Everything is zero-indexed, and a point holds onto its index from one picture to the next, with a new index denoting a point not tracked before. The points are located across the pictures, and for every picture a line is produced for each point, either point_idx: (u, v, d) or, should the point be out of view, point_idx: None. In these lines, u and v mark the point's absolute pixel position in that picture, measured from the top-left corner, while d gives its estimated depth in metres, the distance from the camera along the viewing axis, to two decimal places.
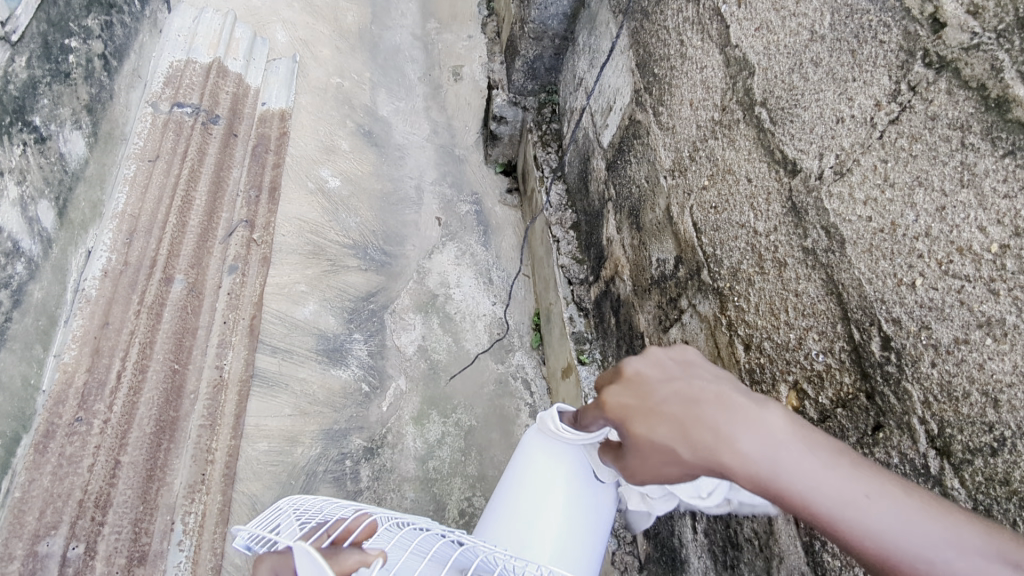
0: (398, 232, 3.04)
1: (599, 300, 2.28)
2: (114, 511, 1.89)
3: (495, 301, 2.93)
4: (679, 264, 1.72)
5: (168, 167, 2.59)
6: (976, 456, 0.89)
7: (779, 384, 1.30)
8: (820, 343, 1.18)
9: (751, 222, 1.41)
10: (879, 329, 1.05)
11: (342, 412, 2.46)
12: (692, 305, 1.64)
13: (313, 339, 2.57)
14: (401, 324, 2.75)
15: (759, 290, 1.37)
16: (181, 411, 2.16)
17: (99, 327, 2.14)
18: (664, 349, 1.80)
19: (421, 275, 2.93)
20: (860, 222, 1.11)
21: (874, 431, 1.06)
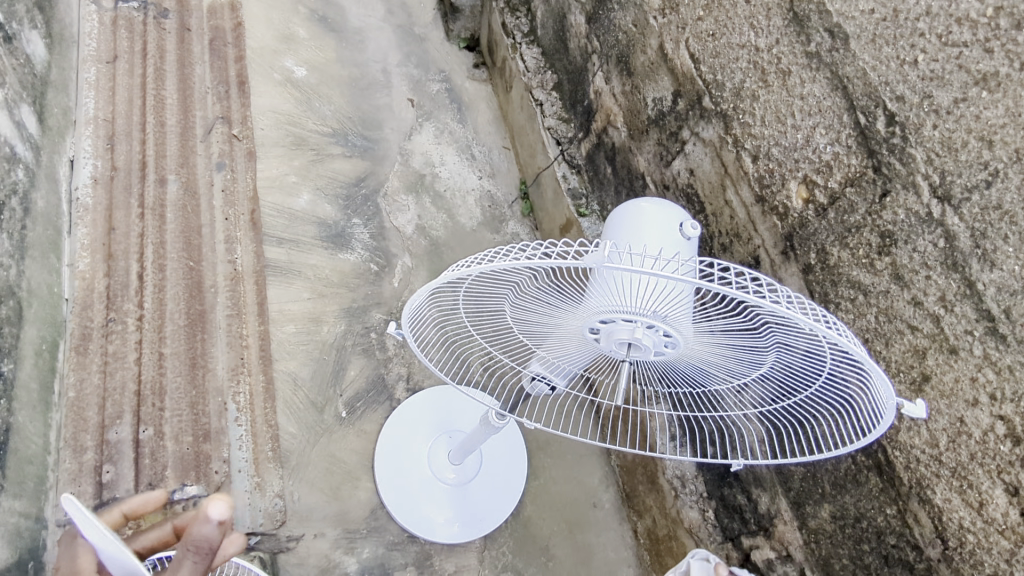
0: (374, 117, 3.01)
1: (592, 154, 2.40)
2: (170, 397, 2.00)
3: (481, 176, 3.00)
4: (678, 98, 1.84)
5: (131, 68, 2.49)
6: (973, 192, 1.11)
7: (788, 182, 1.48)
8: (827, 136, 1.36)
9: (752, 41, 1.54)
10: (885, 109, 1.23)
11: (357, 291, 2.53)
12: (694, 134, 1.79)
13: (314, 228, 2.61)
14: (396, 206, 2.79)
15: (764, 102, 1.52)
16: (206, 304, 2.23)
17: (106, 234, 2.15)
18: (668, 183, 1.95)
19: (405, 156, 2.95)
20: (863, 16, 1.26)
21: (882, 198, 1.26)
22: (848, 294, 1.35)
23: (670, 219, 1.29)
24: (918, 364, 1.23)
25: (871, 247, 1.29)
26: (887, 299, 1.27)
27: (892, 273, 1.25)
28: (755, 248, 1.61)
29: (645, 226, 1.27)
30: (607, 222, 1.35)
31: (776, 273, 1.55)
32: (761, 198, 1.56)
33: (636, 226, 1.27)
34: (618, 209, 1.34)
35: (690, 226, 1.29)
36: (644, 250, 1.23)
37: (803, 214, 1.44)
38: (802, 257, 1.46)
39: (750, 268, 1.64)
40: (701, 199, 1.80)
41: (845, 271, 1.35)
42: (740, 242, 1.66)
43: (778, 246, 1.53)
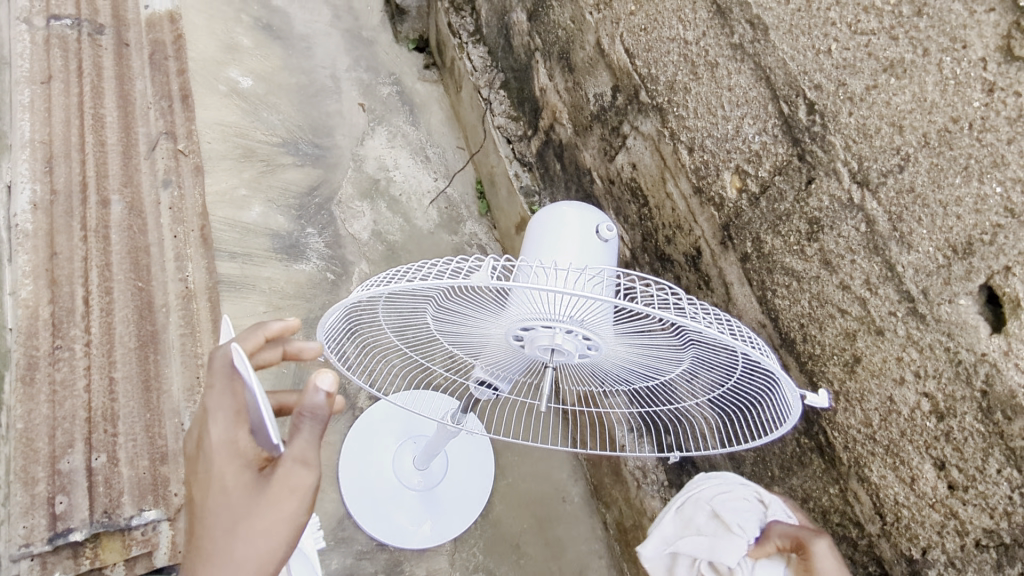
0: (325, 124, 2.98)
1: (541, 151, 2.40)
2: (123, 422, 1.96)
3: (436, 177, 2.98)
4: (617, 92, 1.84)
5: (66, 87, 2.42)
6: (888, 177, 1.14)
7: (722, 172, 1.49)
8: (755, 126, 1.37)
9: (681, 34, 1.54)
10: (805, 98, 1.24)
11: (314, 301, 2.54)
12: (634, 128, 1.79)
13: (267, 240, 2.58)
14: (351, 213, 2.77)
15: (695, 95, 1.53)
16: (158, 325, 2.19)
17: (48, 259, 2.08)
18: (613, 177, 1.96)
19: (358, 162, 2.92)
20: (780, 7, 1.27)
21: (808, 185, 1.28)
22: (783, 280, 1.38)
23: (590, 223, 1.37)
24: (850, 346, 1.27)
25: (800, 233, 1.31)
26: (818, 284, 1.30)
27: (821, 258, 1.28)
28: (696, 239, 1.63)
29: (566, 231, 1.35)
30: (531, 224, 1.43)
31: (717, 262, 1.57)
32: (698, 190, 1.58)
33: (558, 233, 1.36)
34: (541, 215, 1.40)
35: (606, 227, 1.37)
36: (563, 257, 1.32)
37: (737, 204, 1.46)
38: (739, 246, 1.48)
39: (693, 259, 1.66)
40: (644, 192, 1.81)
41: (779, 258, 1.37)
42: (682, 233, 1.68)
43: (717, 236, 1.55)
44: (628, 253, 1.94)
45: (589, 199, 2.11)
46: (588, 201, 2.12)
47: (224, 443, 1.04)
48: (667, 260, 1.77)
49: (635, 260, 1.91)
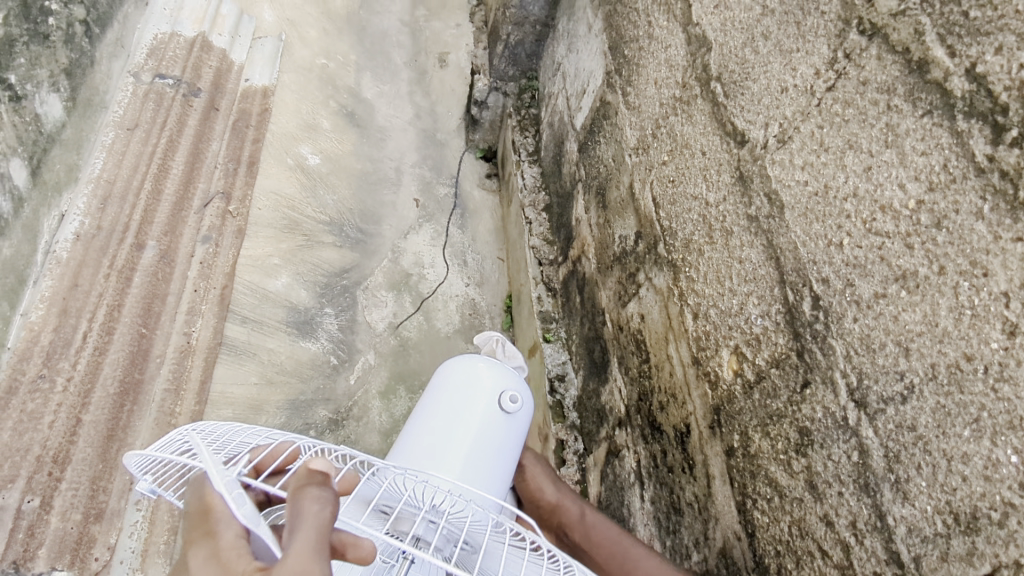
0: (375, 212, 3.05)
1: (567, 279, 2.31)
2: (72, 468, 1.90)
3: (467, 282, 2.94)
4: (639, 239, 1.75)
5: (146, 136, 2.59)
6: (889, 404, 0.94)
7: (720, 349, 1.33)
8: (758, 307, 1.22)
9: (703, 194, 1.44)
10: (811, 289, 1.09)
11: (308, 383, 2.47)
12: (648, 279, 1.67)
13: (283, 312, 2.58)
14: (373, 301, 2.76)
15: (708, 259, 1.40)
16: (146, 374, 2.18)
17: (68, 289, 2.12)
18: (622, 324, 1.82)
19: (396, 254, 2.94)
20: (799, 187, 1.15)
21: (802, 389, 1.09)
22: (766, 492, 1.16)
23: (495, 383, 1.41)
24: None
25: (789, 442, 1.11)
26: (800, 509, 1.07)
27: (806, 478, 1.06)
28: (688, 414, 1.44)
29: (465, 391, 1.38)
30: (440, 378, 1.46)
31: (703, 448, 1.37)
32: (697, 361, 1.41)
33: (461, 390, 1.39)
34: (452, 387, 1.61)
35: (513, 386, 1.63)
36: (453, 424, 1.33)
37: (730, 387, 1.28)
38: (726, 436, 1.28)
39: (681, 435, 1.46)
40: (648, 348, 1.65)
41: (764, 464, 1.16)
42: (676, 404, 1.49)
43: (707, 419, 1.36)
44: (622, 409, 1.76)
45: (598, 339, 1.98)
46: (597, 342, 1.98)
47: None
48: (657, 429, 1.57)
49: (627, 418, 1.73)
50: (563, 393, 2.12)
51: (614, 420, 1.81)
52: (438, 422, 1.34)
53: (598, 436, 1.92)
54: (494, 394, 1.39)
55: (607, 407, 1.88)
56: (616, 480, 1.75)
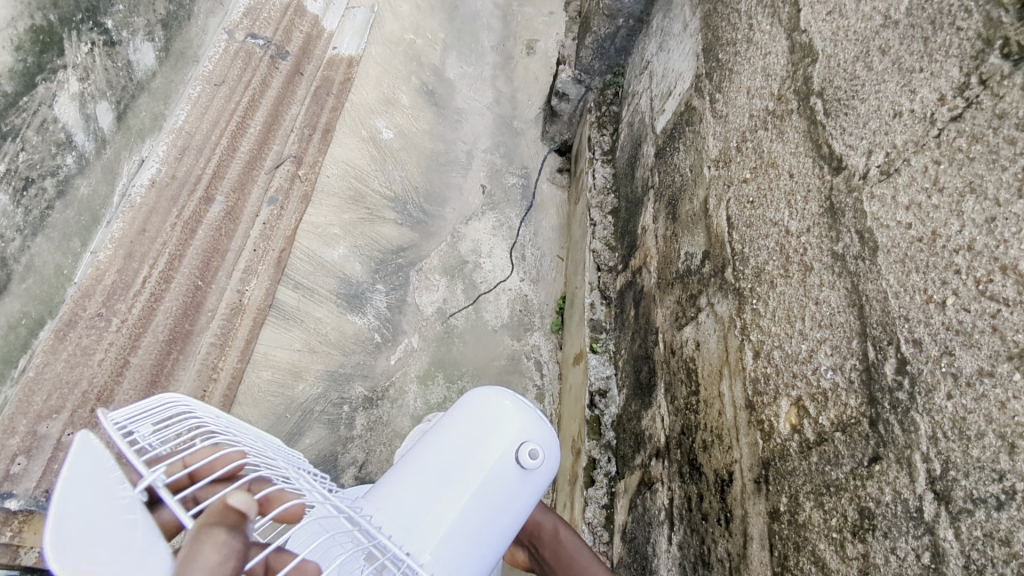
0: (440, 193, 3.00)
1: (623, 290, 2.19)
2: (113, 408, 1.96)
3: (523, 277, 2.86)
4: (706, 259, 1.61)
5: (230, 94, 2.64)
6: (978, 507, 0.79)
7: (780, 398, 1.20)
8: (831, 358, 1.08)
9: (785, 222, 1.30)
10: (897, 350, 0.94)
11: (349, 357, 2.44)
12: (710, 304, 1.54)
13: (335, 282, 2.57)
14: (425, 284, 2.71)
15: (779, 294, 1.27)
16: (196, 326, 2.22)
17: (136, 234, 2.20)
18: (675, 348, 1.70)
19: (455, 239, 2.89)
20: (898, 229, 1.00)
21: (870, 463, 0.95)
22: (810, 570, 1.03)
23: (519, 432, 1.26)
24: None
25: (845, 520, 0.97)
26: None
27: (861, 568, 0.93)
28: (732, 462, 1.31)
29: (486, 432, 1.24)
30: (465, 403, 1.31)
31: (744, 502, 1.24)
32: (751, 405, 1.28)
33: (481, 430, 1.24)
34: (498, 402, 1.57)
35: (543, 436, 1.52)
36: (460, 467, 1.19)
37: (786, 443, 1.15)
38: (772, 496, 1.15)
39: (722, 482, 1.34)
40: (698, 379, 1.53)
41: (812, 538, 1.04)
42: (721, 447, 1.36)
43: (753, 471, 1.23)
44: (662, 440, 1.64)
45: (647, 359, 1.86)
46: (645, 361, 1.87)
47: None
48: (696, 469, 1.45)
49: (667, 450, 1.61)
50: (601, 409, 2.03)
51: (651, 449, 1.70)
52: (447, 455, 1.21)
53: (632, 462, 1.81)
54: (514, 445, 1.24)
55: (646, 433, 1.76)
56: (646, 513, 1.64)
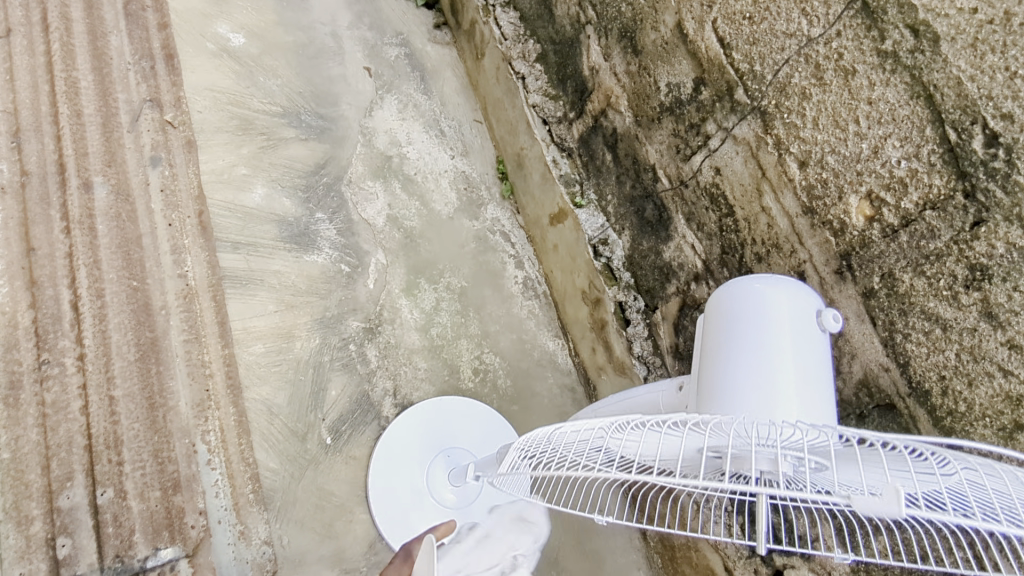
0: (329, 92, 2.61)
1: (587, 137, 2.18)
2: (129, 449, 1.75)
3: (452, 154, 2.70)
4: (701, 86, 1.63)
5: (29, 44, 2.02)
6: None
7: (846, 195, 1.32)
8: (901, 149, 1.20)
9: (804, 30, 1.33)
10: (985, 127, 1.07)
11: (329, 298, 2.28)
12: (722, 128, 1.60)
13: (274, 228, 2.30)
14: (362, 195, 2.49)
15: (818, 103, 1.33)
16: (158, 330, 1.94)
17: (25, 255, 1.77)
18: (685, 179, 1.77)
19: (367, 136, 2.60)
20: (960, 15, 1.08)
21: (974, 227, 1.11)
22: (921, 326, 1.24)
23: (795, 306, 1.18)
24: (1010, 411, 1.12)
25: (955, 279, 1.16)
26: (973, 338, 1.15)
27: (982, 310, 1.13)
28: (800, 263, 1.46)
29: (781, 317, 1.16)
30: (728, 300, 1.23)
31: (825, 292, 1.41)
32: (810, 210, 1.41)
33: (777, 319, 1.16)
34: (773, 305, 1.17)
35: (832, 316, 1.18)
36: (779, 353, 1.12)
37: (866, 233, 1.30)
38: (862, 280, 1.33)
39: None
40: (729, 202, 1.63)
41: (919, 301, 1.23)
42: (780, 254, 1.51)
43: (831, 265, 1.39)
44: (699, 264, 1.78)
45: (649, 198, 1.93)
46: (647, 200, 1.94)
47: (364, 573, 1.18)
48: None
49: (708, 272, 1.75)
50: (609, 256, 2.13)
51: (687, 275, 1.83)
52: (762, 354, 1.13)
53: (663, 293, 1.96)
54: (806, 317, 1.18)
55: (673, 263, 1.89)
56: None
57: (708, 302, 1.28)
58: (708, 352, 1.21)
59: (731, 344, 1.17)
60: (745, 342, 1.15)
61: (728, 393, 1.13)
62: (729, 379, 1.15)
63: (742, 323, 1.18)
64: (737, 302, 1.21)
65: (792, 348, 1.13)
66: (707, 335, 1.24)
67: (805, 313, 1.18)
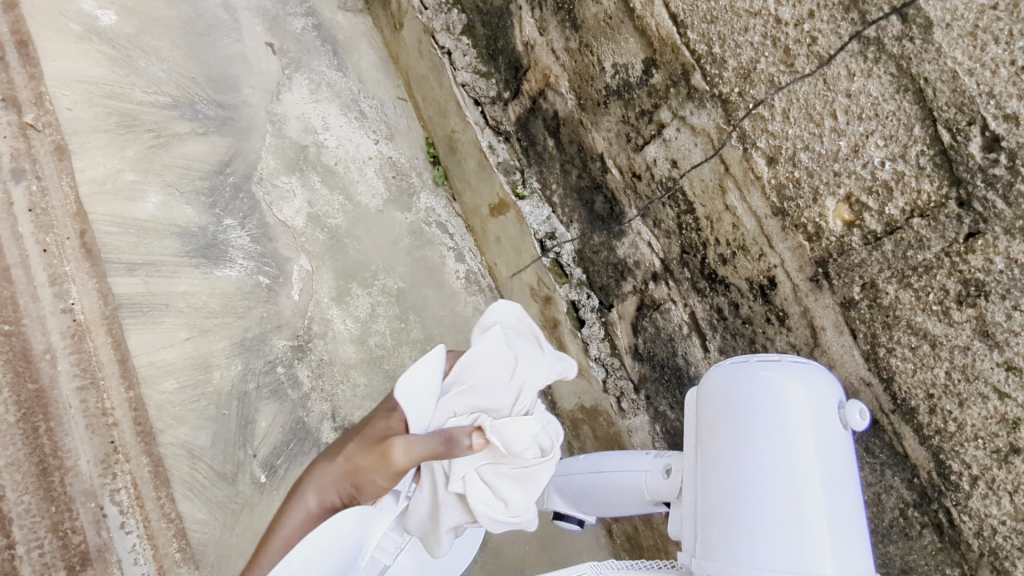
0: (227, 76, 2.19)
1: (525, 120, 1.98)
2: (18, 525, 1.69)
3: (376, 138, 2.28)
4: (652, 68, 1.45)
5: None
6: None
7: (821, 197, 1.18)
8: (885, 149, 1.06)
9: (771, 9, 1.16)
10: (985, 128, 0.94)
11: (249, 316, 2.02)
12: (678, 116, 1.43)
13: (174, 241, 2.01)
14: (278, 194, 2.14)
15: (788, 94, 1.18)
16: (44, 380, 1.79)
17: None
18: (638, 171, 1.60)
19: (277, 124, 2.20)
20: None
21: (968, 240, 1.00)
22: (907, 341, 1.14)
23: (814, 401, 1.02)
24: (1006, 434, 1.04)
25: (947, 293, 1.05)
26: (966, 356, 1.06)
27: (977, 328, 1.03)
28: (770, 267, 1.34)
29: (802, 419, 1.00)
30: (737, 391, 1.06)
31: (799, 300, 1.30)
32: (781, 211, 1.27)
33: (797, 421, 1.00)
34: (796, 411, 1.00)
35: (858, 412, 1.04)
36: (803, 466, 0.98)
37: (844, 239, 1.17)
38: (840, 289, 1.21)
39: (761, 287, 1.37)
40: (688, 197, 1.48)
41: (905, 315, 1.12)
42: (748, 257, 1.38)
43: (805, 271, 1.27)
44: (658, 263, 1.63)
45: (599, 189, 1.75)
46: (597, 192, 1.77)
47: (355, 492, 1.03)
48: (719, 282, 1.48)
49: (667, 271, 1.61)
50: (557, 251, 1.98)
51: (645, 274, 1.69)
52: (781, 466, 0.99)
53: (619, 291, 1.82)
54: (827, 412, 1.03)
55: (628, 261, 1.73)
56: (662, 332, 1.69)
57: (709, 391, 1.11)
58: (714, 462, 1.05)
59: (745, 458, 1.01)
60: (760, 460, 1.00)
61: (743, 520, 0.99)
62: (744, 502, 1.00)
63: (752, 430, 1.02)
64: (749, 404, 1.04)
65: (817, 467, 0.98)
66: (709, 439, 1.07)
67: (827, 413, 1.03)
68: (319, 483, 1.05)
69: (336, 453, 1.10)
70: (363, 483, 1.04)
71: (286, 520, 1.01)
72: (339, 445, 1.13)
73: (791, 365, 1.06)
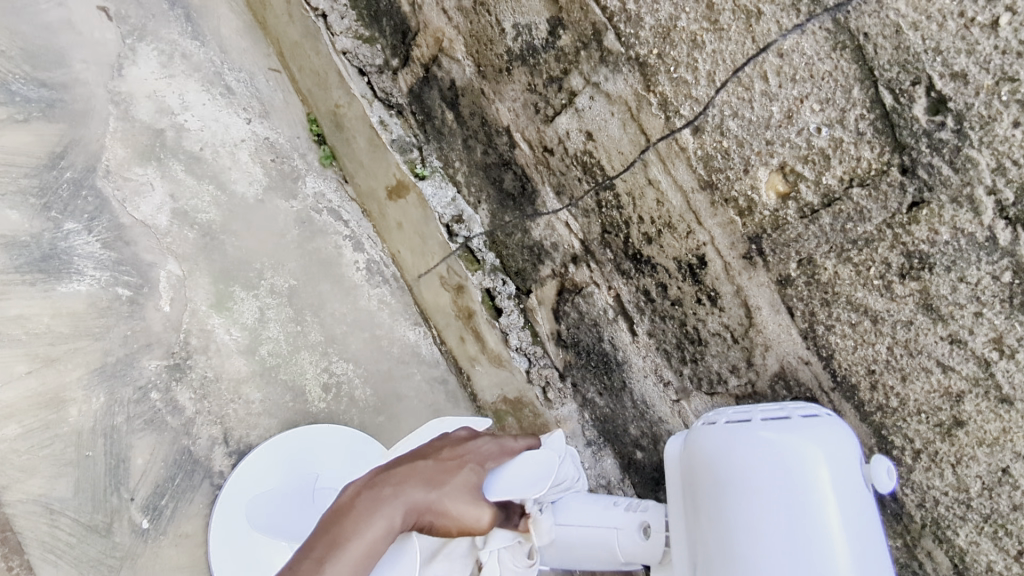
0: (49, 46, 1.76)
1: (418, 91, 1.78)
2: None
3: (248, 117, 1.87)
4: (558, 28, 1.29)
5: None
6: None
7: (753, 168, 1.09)
8: (821, 114, 0.99)
9: None
10: (930, 89, 0.89)
11: (109, 337, 1.71)
12: (590, 82, 1.28)
13: (0, 255, 1.68)
14: (133, 189, 1.77)
15: (714, 55, 1.06)
16: None
17: None
18: (550, 145, 1.45)
19: (122, 105, 1.79)
20: None
21: (912, 210, 0.95)
22: (847, 318, 1.07)
23: (818, 450, 0.89)
24: (950, 407, 1.00)
25: (889, 267, 1.00)
26: (909, 332, 1.01)
27: (921, 302, 0.98)
28: (699, 245, 1.23)
29: (809, 469, 0.87)
30: (717, 458, 0.93)
31: (732, 278, 1.21)
32: (709, 185, 1.16)
33: (803, 472, 0.87)
34: (810, 477, 0.86)
35: (886, 472, 0.90)
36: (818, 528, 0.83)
37: (779, 213, 1.09)
38: (776, 266, 1.14)
39: (690, 266, 1.27)
40: (607, 172, 1.34)
41: (845, 291, 1.06)
42: (674, 234, 1.26)
43: (738, 248, 1.18)
44: (577, 244, 1.50)
45: (507, 166, 1.59)
46: (506, 169, 1.60)
47: (456, 491, 0.95)
48: (644, 262, 1.36)
49: (587, 253, 1.49)
50: (466, 234, 1.85)
51: (564, 257, 1.55)
52: (792, 531, 0.84)
53: (537, 276, 1.68)
54: (834, 462, 0.89)
55: (544, 243, 1.59)
56: (586, 317, 1.57)
57: (697, 453, 0.98)
58: (719, 548, 0.89)
59: (749, 530, 0.86)
60: (774, 542, 0.84)
61: None
62: None
63: (753, 499, 0.87)
64: (747, 472, 0.90)
65: (844, 539, 0.83)
66: (707, 519, 0.91)
67: (848, 474, 0.89)
68: (411, 507, 0.89)
69: (447, 466, 0.98)
70: (421, 526, 0.92)
71: (368, 531, 0.83)
72: (453, 450, 1.02)
73: (783, 425, 0.94)
